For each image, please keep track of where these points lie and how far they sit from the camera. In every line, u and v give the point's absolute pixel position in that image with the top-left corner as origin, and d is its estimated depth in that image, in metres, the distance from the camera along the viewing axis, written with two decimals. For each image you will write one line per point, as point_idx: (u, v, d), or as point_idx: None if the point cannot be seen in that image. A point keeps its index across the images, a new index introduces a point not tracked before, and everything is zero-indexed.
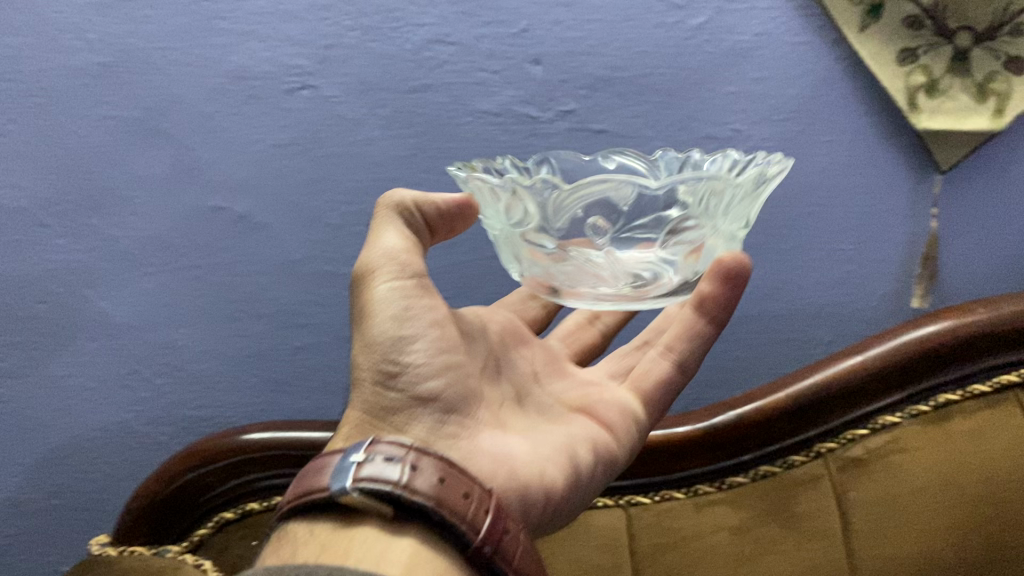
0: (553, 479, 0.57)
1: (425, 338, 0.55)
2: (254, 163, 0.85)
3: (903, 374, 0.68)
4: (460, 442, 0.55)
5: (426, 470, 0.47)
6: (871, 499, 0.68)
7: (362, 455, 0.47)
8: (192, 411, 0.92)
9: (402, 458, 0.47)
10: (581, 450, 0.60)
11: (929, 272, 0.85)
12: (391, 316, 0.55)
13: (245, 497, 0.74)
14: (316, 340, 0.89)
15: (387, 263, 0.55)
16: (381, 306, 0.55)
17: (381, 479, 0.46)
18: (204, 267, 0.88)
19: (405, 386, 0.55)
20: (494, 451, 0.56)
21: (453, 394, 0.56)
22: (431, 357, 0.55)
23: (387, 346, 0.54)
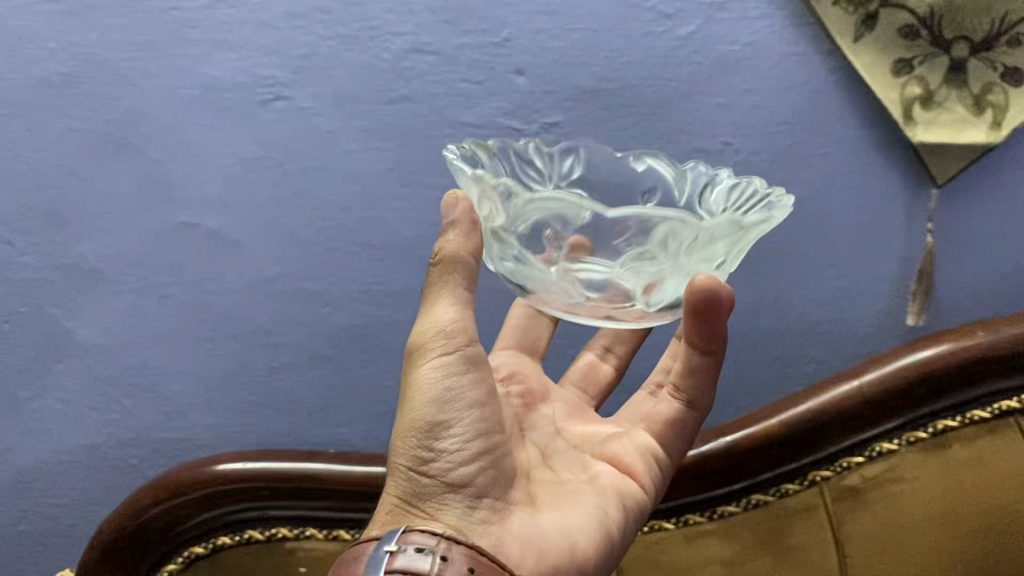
0: (588, 558, 0.52)
1: (461, 420, 0.53)
2: (226, 176, 0.82)
3: (900, 399, 0.66)
4: (495, 526, 0.51)
5: (457, 560, 0.46)
6: (866, 531, 0.66)
7: (395, 545, 0.46)
8: (163, 434, 0.88)
9: (432, 549, 0.46)
10: (611, 515, 0.56)
11: (925, 288, 0.82)
12: (432, 397, 0.52)
13: (215, 532, 0.70)
14: (291, 360, 0.86)
15: (435, 339, 0.52)
16: (424, 387, 0.53)
17: (413, 570, 0.45)
18: (175, 285, 0.84)
19: (441, 471, 0.52)
20: (525, 528, 0.52)
21: (488, 480, 0.53)
22: (467, 440, 0.53)
23: (424, 430, 0.52)
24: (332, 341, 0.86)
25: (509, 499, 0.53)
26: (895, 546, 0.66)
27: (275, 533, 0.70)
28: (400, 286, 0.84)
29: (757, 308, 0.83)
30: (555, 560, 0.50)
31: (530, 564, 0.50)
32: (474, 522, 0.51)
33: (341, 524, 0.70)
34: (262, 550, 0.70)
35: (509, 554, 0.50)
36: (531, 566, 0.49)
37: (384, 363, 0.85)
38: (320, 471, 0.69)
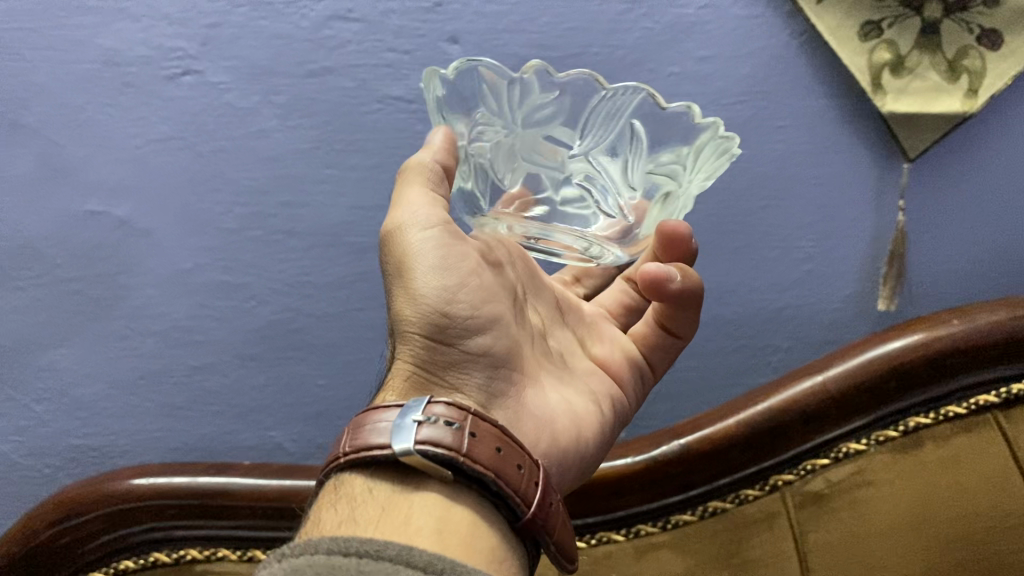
0: (587, 441, 0.55)
1: (472, 287, 0.51)
2: (134, 159, 0.75)
3: (868, 395, 0.60)
4: (513, 402, 0.52)
5: (485, 437, 0.44)
6: (833, 540, 0.60)
7: (422, 415, 0.43)
8: (78, 441, 0.81)
9: (460, 425, 0.44)
10: (604, 409, 0.58)
11: (896, 271, 0.76)
12: (432, 267, 0.49)
13: (120, 554, 0.64)
14: (215, 358, 0.79)
15: (418, 221, 0.49)
16: (419, 259, 0.49)
17: (442, 444, 0.43)
18: (83, 280, 0.77)
19: (458, 341, 0.50)
20: (535, 409, 0.53)
21: (501, 349, 0.52)
22: (480, 310, 0.51)
23: (438, 298, 0.49)
24: (259, 337, 0.79)
25: (519, 372, 0.54)
26: (868, 556, 0.59)
27: (184, 555, 0.64)
28: (330, 276, 0.77)
29: (717, 296, 0.78)
30: (563, 442, 0.53)
31: (545, 446, 0.52)
32: (493, 393, 0.51)
33: (255, 543, 0.63)
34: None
35: (525, 430, 0.51)
36: (546, 448, 0.52)
37: (317, 359, 0.79)
38: (231, 486, 0.62)
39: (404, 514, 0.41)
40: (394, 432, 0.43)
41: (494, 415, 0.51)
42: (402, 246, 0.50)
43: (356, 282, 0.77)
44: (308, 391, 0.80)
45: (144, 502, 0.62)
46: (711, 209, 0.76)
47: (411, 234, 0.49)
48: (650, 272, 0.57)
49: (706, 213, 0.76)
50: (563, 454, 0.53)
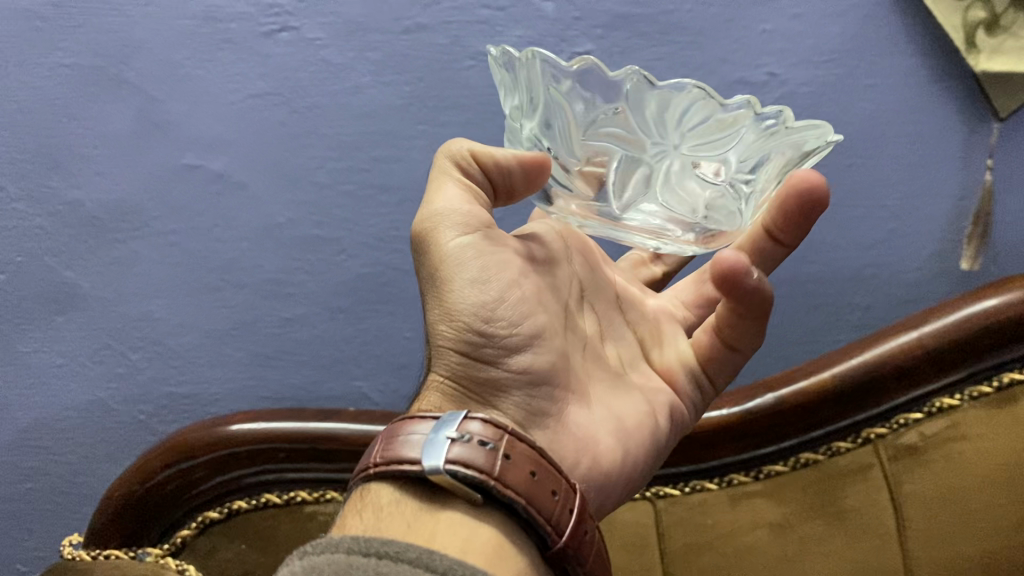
0: (633, 460, 0.53)
1: (511, 300, 0.49)
2: (230, 114, 0.76)
3: (964, 351, 0.61)
4: (552, 420, 0.51)
5: (520, 460, 0.43)
6: (928, 493, 0.61)
7: (455, 432, 0.42)
8: (174, 388, 0.84)
9: (495, 445, 0.42)
10: (657, 423, 0.55)
11: (981, 231, 0.76)
12: (469, 279, 0.48)
13: (230, 495, 0.66)
14: (306, 310, 0.82)
15: (450, 217, 0.48)
16: (454, 266, 0.48)
17: (473, 465, 0.42)
18: (180, 232, 0.79)
19: (496, 359, 0.49)
20: (578, 426, 0.52)
21: (546, 364, 0.51)
22: (520, 323, 0.49)
23: (472, 315, 0.48)
24: (349, 289, 0.81)
25: (563, 385, 0.52)
26: (960, 510, 0.60)
27: (294, 496, 0.66)
28: None
29: (798, 254, 0.80)
30: (605, 464, 0.52)
31: (582, 468, 0.51)
32: (533, 411, 0.50)
33: None
34: (280, 516, 0.66)
35: (562, 454, 0.51)
36: (583, 471, 0.51)
37: (405, 313, 0.82)
38: (338, 432, 0.65)
39: (429, 532, 0.41)
40: (424, 447, 0.42)
41: (532, 435, 0.50)
42: (437, 255, 0.49)
43: None
44: (396, 343, 0.83)
45: (259, 445, 0.64)
46: None
47: (448, 239, 0.48)
48: (727, 262, 0.47)
49: None
50: (605, 472, 0.52)
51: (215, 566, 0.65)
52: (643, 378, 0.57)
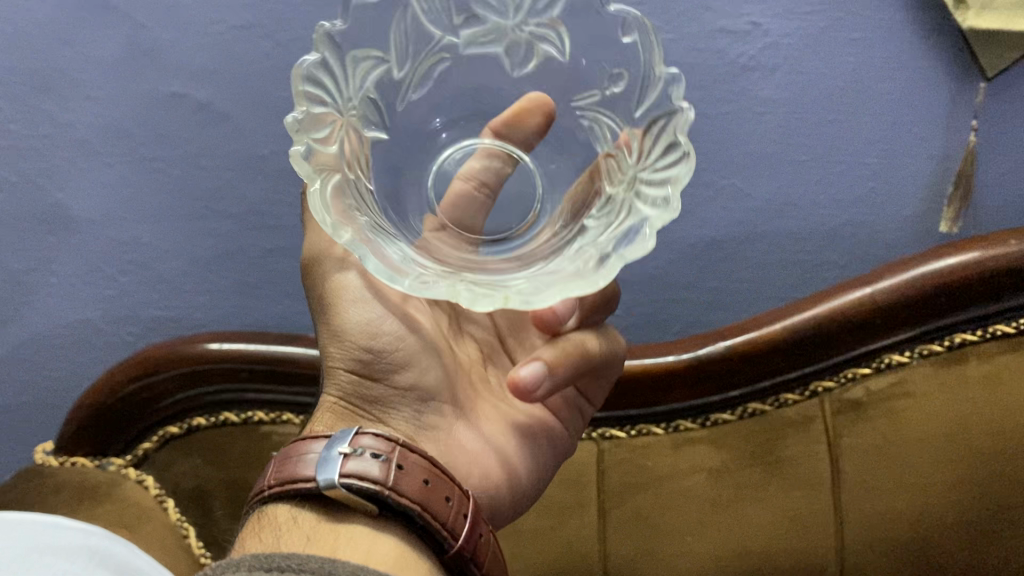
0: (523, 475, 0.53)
1: (397, 314, 0.47)
2: (216, 44, 0.77)
3: (917, 310, 0.60)
4: (442, 436, 0.49)
5: (413, 468, 0.41)
6: (865, 446, 0.62)
7: (348, 446, 0.40)
8: (159, 311, 0.87)
9: (387, 456, 0.41)
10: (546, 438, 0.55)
11: (962, 192, 0.76)
12: (353, 295, 0.46)
13: (192, 411, 0.69)
14: (288, 243, 0.84)
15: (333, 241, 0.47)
16: (339, 286, 0.46)
17: (368, 477, 0.40)
18: (167, 159, 0.81)
19: (384, 376, 0.47)
20: (468, 438, 0.50)
21: (433, 378, 0.49)
22: (408, 337, 0.47)
23: (358, 333, 0.46)
24: None
25: (451, 399, 0.50)
26: (893, 464, 0.61)
27: (251, 416, 0.68)
28: None
29: (778, 210, 0.79)
30: (495, 476, 0.51)
31: (473, 479, 0.50)
32: (421, 426, 0.48)
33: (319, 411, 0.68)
34: (236, 433, 0.68)
35: (454, 466, 0.49)
36: (477, 482, 0.50)
37: None
38: (298, 355, 0.67)
39: (330, 543, 0.39)
40: (318, 464, 0.40)
41: (422, 446, 0.48)
42: (320, 275, 0.47)
43: None
44: None
45: (221, 363, 0.67)
46: (777, 121, 0.76)
47: (333, 263, 0.46)
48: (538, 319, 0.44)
49: (773, 122, 0.76)
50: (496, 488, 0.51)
51: (171, 479, 0.68)
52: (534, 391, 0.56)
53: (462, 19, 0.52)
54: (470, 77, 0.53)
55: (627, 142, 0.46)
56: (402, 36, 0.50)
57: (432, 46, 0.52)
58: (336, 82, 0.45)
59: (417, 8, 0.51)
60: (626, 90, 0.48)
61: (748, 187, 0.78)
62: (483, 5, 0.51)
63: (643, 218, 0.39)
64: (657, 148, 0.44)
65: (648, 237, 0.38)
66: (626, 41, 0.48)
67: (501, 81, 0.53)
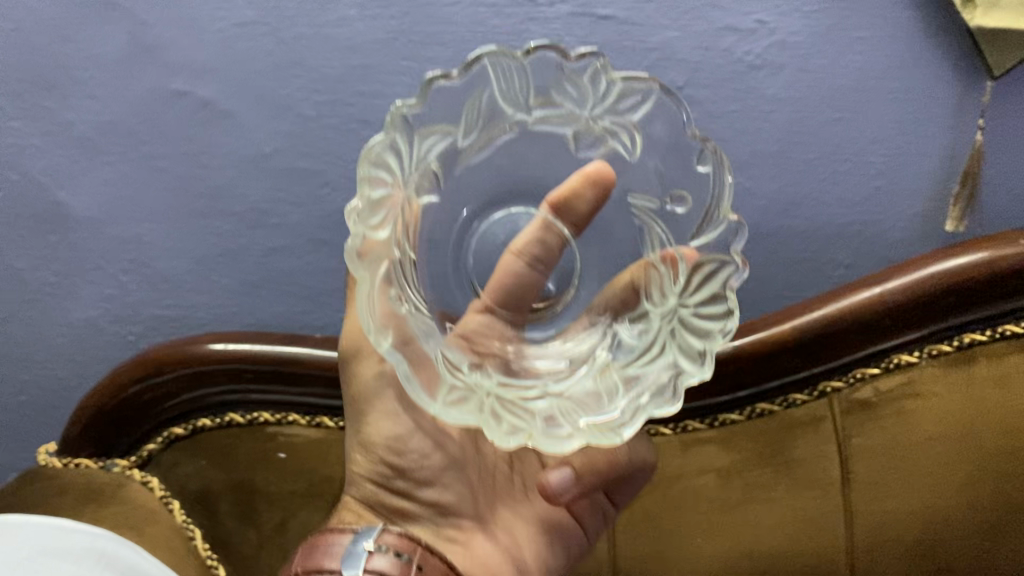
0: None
1: (421, 427, 0.54)
2: (218, 42, 0.77)
3: (925, 309, 0.60)
4: (460, 545, 0.54)
5: (431, 569, 0.47)
6: (875, 447, 0.62)
7: (374, 544, 0.47)
8: (161, 311, 0.86)
9: (408, 557, 0.47)
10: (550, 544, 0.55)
11: (968, 191, 0.76)
12: (382, 407, 0.53)
13: (197, 412, 0.68)
14: (290, 241, 0.83)
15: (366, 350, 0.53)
16: (369, 393, 0.53)
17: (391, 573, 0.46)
18: (169, 158, 0.81)
19: (408, 491, 0.54)
20: (485, 550, 0.53)
21: (454, 492, 0.55)
22: (430, 456, 0.54)
23: (385, 450, 0.53)
24: (333, 223, 0.82)
25: (472, 514, 0.55)
26: (904, 465, 0.61)
27: (257, 417, 0.68)
28: None
29: (783, 209, 0.78)
30: None
31: None
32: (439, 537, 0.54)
33: (324, 411, 0.67)
34: (242, 434, 0.68)
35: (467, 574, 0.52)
36: None
37: None
38: (304, 356, 0.67)
39: None
40: (344, 558, 0.47)
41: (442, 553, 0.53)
42: (354, 380, 0.54)
43: None
44: None
45: (226, 363, 0.67)
46: (783, 119, 0.76)
47: (364, 370, 0.53)
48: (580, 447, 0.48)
49: (779, 121, 0.76)
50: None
51: (176, 481, 0.67)
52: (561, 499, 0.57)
53: (538, 103, 0.56)
54: (533, 144, 0.59)
55: (674, 260, 0.51)
56: (475, 114, 0.55)
57: (505, 120, 0.57)
58: (399, 162, 0.51)
59: (496, 87, 0.54)
60: (688, 212, 0.54)
61: (754, 185, 0.77)
62: (562, 94, 0.55)
63: (680, 370, 0.46)
64: (699, 288, 0.48)
65: (672, 401, 0.44)
66: (701, 169, 0.53)
67: (565, 157, 0.59)
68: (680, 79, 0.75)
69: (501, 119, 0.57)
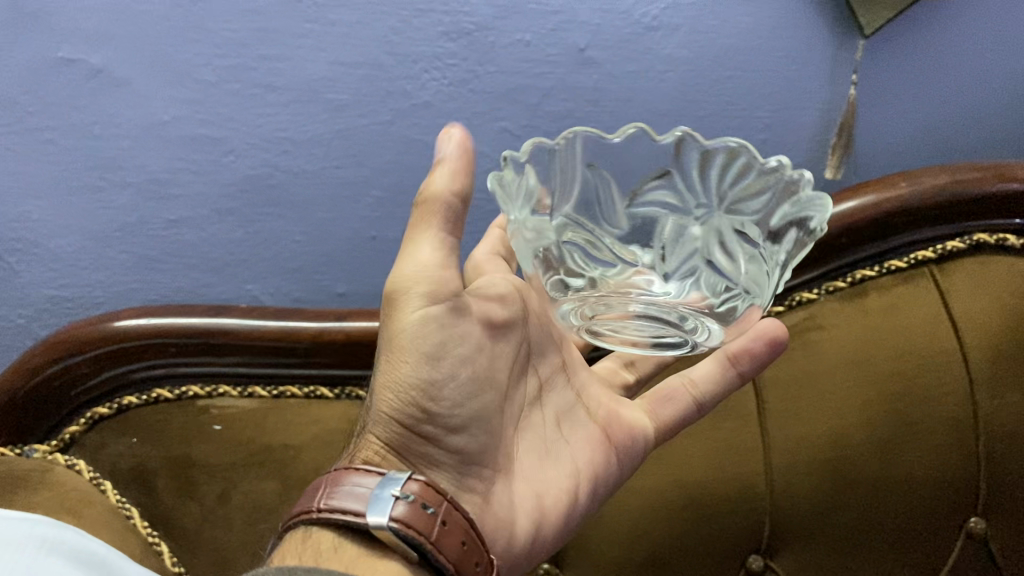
0: (545, 538, 0.57)
1: (457, 382, 0.52)
2: (108, 7, 0.73)
3: (822, 250, 0.67)
4: (478, 495, 0.54)
5: (453, 529, 0.47)
6: (784, 376, 0.68)
7: (400, 492, 0.46)
8: (55, 291, 0.83)
9: (434, 509, 0.47)
10: (580, 497, 0.59)
11: (844, 142, 0.79)
12: (422, 352, 0.50)
13: (121, 391, 0.67)
14: (191, 213, 0.81)
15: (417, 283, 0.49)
16: (413, 337, 0.50)
17: (414, 526, 0.46)
18: (58, 130, 0.77)
19: (434, 433, 0.52)
20: (504, 505, 0.55)
21: (476, 447, 0.55)
22: (462, 404, 0.53)
23: (416, 386, 0.51)
24: (234, 192, 0.80)
25: (490, 466, 0.56)
26: (813, 391, 0.68)
27: (186, 391, 0.68)
28: (309, 132, 0.78)
29: None
30: (518, 547, 0.55)
31: (498, 542, 0.54)
32: (458, 487, 0.54)
33: (256, 380, 0.68)
34: (172, 409, 0.67)
35: (484, 524, 0.54)
36: (499, 543, 0.54)
37: (294, 216, 0.82)
38: (231, 327, 0.66)
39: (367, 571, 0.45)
40: (370, 502, 0.46)
41: (459, 496, 0.54)
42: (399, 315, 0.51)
43: (334, 140, 0.79)
44: (286, 246, 0.83)
45: (143, 341, 0.65)
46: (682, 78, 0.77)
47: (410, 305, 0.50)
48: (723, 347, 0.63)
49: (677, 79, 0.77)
50: (515, 553, 0.55)
51: (104, 462, 0.67)
52: (576, 446, 0.61)
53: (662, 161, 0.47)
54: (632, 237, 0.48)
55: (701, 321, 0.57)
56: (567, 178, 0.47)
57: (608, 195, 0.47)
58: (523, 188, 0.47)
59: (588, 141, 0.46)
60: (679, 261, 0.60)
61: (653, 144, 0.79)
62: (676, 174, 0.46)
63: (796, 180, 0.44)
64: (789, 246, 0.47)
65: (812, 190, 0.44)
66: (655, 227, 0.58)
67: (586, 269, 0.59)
68: (581, 41, 0.75)
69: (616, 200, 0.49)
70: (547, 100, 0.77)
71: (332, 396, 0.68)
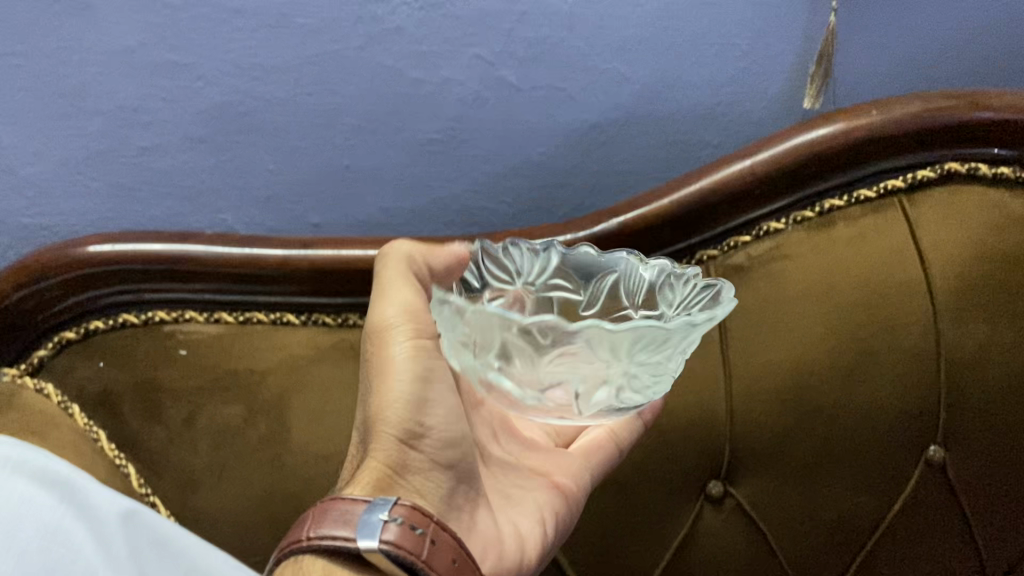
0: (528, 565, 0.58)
1: (450, 408, 0.54)
2: None
3: (791, 179, 0.66)
4: (465, 516, 0.56)
5: (443, 547, 0.47)
6: (748, 306, 0.69)
7: (389, 513, 0.46)
8: (32, 217, 0.84)
9: (423, 530, 0.47)
10: (549, 530, 0.62)
11: (823, 71, 0.75)
12: (414, 376, 0.52)
13: (88, 316, 0.69)
14: (162, 140, 0.80)
15: (404, 322, 0.52)
16: (402, 366, 0.51)
17: (405, 545, 0.46)
18: (23, 55, 0.75)
19: (425, 447, 0.53)
20: (485, 525, 0.57)
21: (463, 469, 0.56)
22: (452, 423, 0.54)
23: (412, 406, 0.51)
24: (206, 120, 0.79)
25: (473, 489, 0.57)
26: (775, 320, 0.69)
27: (153, 316, 0.69)
28: (279, 58, 0.76)
29: (656, 90, 0.79)
30: (507, 564, 0.57)
31: (489, 563, 0.55)
32: (448, 507, 0.54)
33: (222, 306, 0.70)
34: (138, 335, 0.69)
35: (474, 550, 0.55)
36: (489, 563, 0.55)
37: (266, 143, 0.81)
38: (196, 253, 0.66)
39: None
40: (359, 527, 0.46)
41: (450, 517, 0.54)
42: (384, 344, 0.52)
43: (305, 66, 0.77)
44: (260, 175, 0.83)
45: (110, 269, 0.66)
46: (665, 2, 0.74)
47: (397, 340, 0.52)
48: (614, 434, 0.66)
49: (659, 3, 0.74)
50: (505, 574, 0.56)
51: (72, 385, 0.69)
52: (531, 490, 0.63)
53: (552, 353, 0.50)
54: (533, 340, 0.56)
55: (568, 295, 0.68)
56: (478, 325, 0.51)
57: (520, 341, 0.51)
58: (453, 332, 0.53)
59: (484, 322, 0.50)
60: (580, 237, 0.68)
61: (630, 70, 0.78)
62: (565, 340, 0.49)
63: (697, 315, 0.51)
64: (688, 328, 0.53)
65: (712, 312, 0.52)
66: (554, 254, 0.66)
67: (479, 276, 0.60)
68: None
69: (506, 333, 0.50)
70: (523, 25, 0.75)
71: (299, 322, 0.70)
